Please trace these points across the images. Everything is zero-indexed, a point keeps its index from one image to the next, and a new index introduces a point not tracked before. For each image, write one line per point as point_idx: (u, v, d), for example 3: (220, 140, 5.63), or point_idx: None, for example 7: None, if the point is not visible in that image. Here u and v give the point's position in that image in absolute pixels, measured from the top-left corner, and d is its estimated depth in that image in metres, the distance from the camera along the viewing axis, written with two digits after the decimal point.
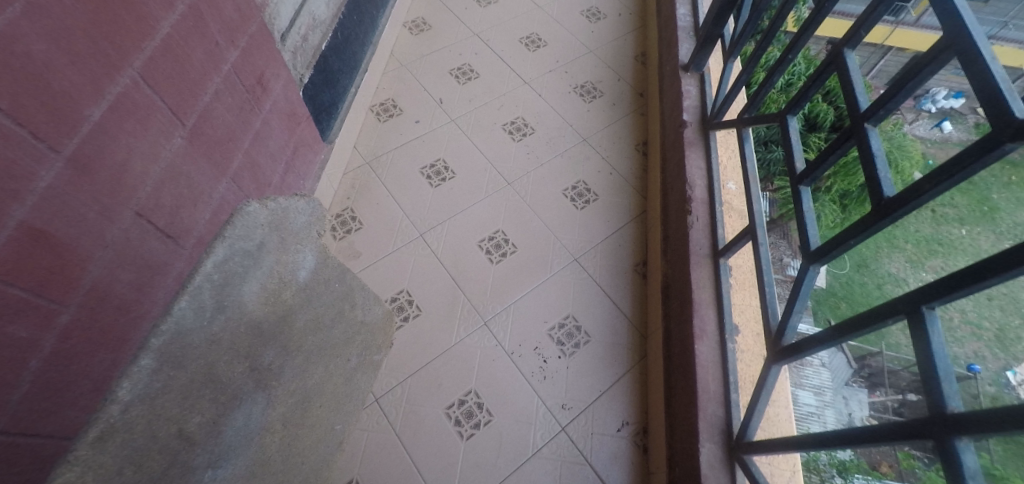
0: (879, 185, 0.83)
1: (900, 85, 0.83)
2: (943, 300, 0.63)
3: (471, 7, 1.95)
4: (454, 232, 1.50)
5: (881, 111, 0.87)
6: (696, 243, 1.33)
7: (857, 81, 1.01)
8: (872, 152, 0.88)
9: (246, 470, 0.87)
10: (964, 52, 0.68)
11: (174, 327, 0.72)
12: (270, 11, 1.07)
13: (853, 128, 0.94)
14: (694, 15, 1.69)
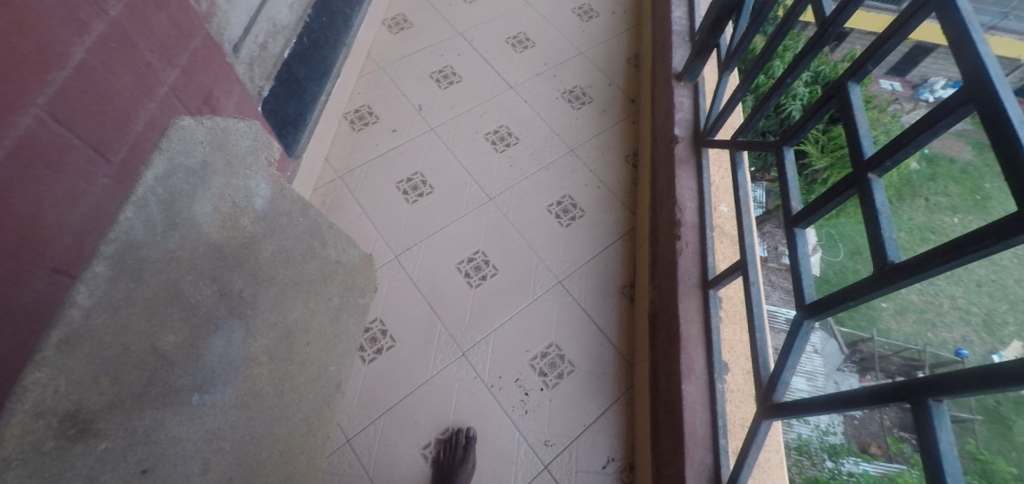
0: (881, 249, 0.64)
1: (914, 137, 0.62)
2: (953, 396, 0.53)
3: (456, 3, 1.83)
4: (429, 257, 1.35)
5: (889, 161, 0.66)
6: (685, 272, 1.16)
7: (863, 125, 0.74)
8: (875, 207, 0.67)
9: (237, 399, 0.75)
10: (985, 99, 0.52)
11: (123, 236, 0.58)
12: (218, 19, 0.93)
13: (853, 174, 0.72)
14: (690, 18, 1.53)
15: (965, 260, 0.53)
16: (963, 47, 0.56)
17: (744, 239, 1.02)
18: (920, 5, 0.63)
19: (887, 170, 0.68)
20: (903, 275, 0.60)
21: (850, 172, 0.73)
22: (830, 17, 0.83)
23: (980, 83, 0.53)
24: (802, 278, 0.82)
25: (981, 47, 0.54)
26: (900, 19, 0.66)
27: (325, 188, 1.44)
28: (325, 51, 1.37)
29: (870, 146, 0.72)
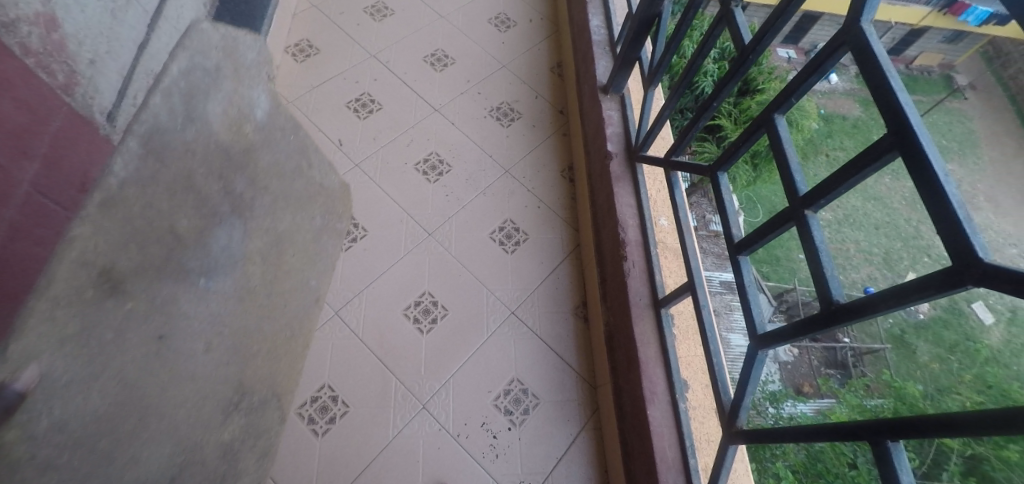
0: (826, 287, 0.68)
1: (845, 177, 0.66)
2: (909, 438, 0.55)
3: (364, 22, 1.71)
4: (372, 306, 1.28)
5: (824, 199, 0.70)
6: (635, 293, 1.16)
7: (793, 155, 0.79)
8: (815, 245, 0.71)
9: (236, 297, 0.65)
10: (909, 147, 0.55)
11: (150, 121, 0.51)
12: (82, 86, 0.77)
13: (790, 209, 0.75)
14: (609, 27, 1.52)
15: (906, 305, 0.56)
16: (885, 97, 0.60)
17: (689, 262, 1.05)
18: (836, 48, 0.68)
19: (823, 207, 0.71)
20: (853, 315, 0.63)
21: (787, 207, 0.76)
22: (748, 46, 0.85)
23: (903, 132, 0.56)
24: (751, 308, 0.85)
25: (901, 95, 0.58)
26: (816, 60, 0.71)
27: None
28: None
29: (802, 182, 0.76)
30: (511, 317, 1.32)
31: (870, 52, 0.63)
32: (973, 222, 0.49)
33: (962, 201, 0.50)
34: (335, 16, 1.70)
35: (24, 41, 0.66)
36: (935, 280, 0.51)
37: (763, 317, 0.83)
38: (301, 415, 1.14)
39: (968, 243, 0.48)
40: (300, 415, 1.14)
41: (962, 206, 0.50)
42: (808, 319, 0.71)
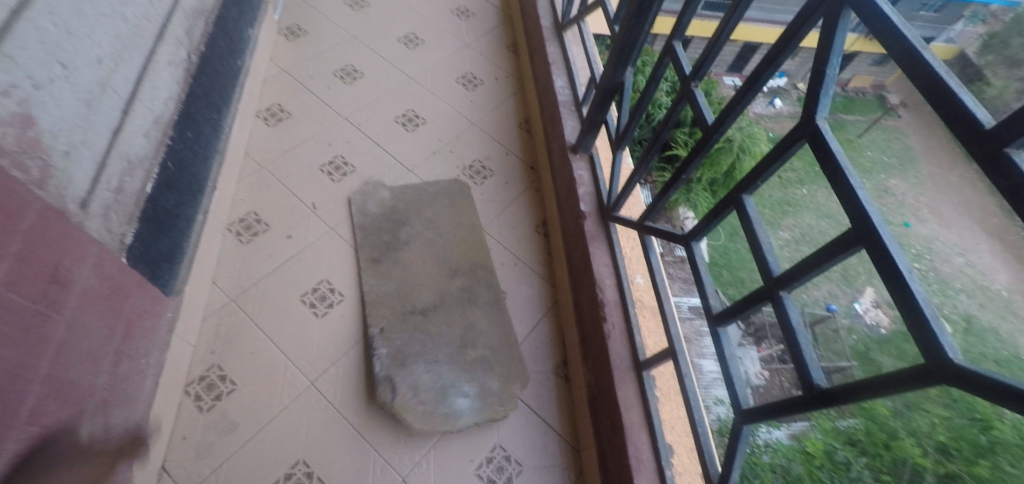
0: (806, 369, 0.75)
1: (812, 263, 0.73)
2: None
3: (334, 85, 1.73)
4: (349, 376, 1.25)
5: (796, 283, 0.77)
6: (617, 357, 1.18)
7: (762, 234, 0.86)
8: (792, 327, 0.78)
9: None
10: (872, 241, 0.63)
11: None
12: (55, 178, 0.79)
13: (765, 290, 0.83)
14: (574, 88, 1.58)
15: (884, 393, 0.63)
16: (846, 193, 0.67)
17: (670, 329, 1.08)
18: (796, 138, 0.75)
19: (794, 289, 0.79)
20: (834, 399, 0.70)
21: (762, 286, 0.83)
22: (713, 126, 0.92)
23: (866, 228, 0.64)
24: (734, 380, 0.91)
25: (860, 191, 0.65)
26: (779, 148, 0.79)
27: (215, 316, 1.26)
28: (195, 168, 1.23)
29: (775, 262, 0.83)
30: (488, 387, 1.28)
31: (827, 150, 0.70)
32: (939, 321, 0.56)
33: (925, 298, 0.58)
34: (304, 79, 1.72)
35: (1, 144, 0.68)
36: (907, 376, 0.59)
37: (746, 390, 0.89)
38: None
39: (937, 342, 0.55)
40: None
41: (927, 304, 0.57)
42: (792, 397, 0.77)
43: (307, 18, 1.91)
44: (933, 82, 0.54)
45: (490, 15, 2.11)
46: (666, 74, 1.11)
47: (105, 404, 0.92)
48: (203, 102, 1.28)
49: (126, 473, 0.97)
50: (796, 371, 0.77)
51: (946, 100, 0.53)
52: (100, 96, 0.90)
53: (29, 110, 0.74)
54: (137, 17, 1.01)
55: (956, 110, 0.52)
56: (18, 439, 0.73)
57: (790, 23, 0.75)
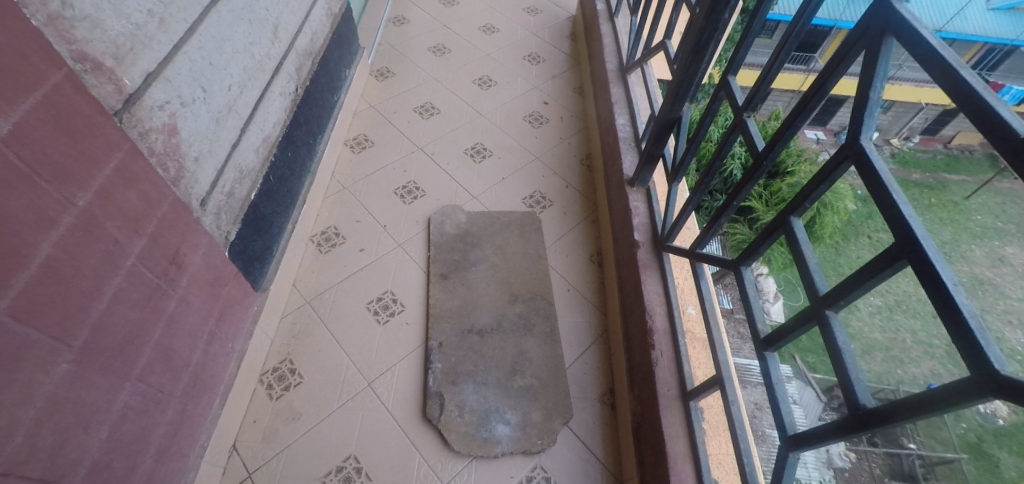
0: (852, 391, 0.65)
1: (857, 276, 0.66)
2: None
3: (413, 119, 1.92)
4: (402, 382, 1.33)
5: (842, 300, 0.69)
6: (662, 383, 1.13)
7: (812, 256, 0.78)
8: (838, 346, 0.69)
9: None
10: (916, 257, 0.56)
11: None
12: (186, 180, 0.96)
13: (811, 309, 0.74)
14: (635, 126, 1.64)
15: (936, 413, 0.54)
16: (888, 206, 0.61)
17: (717, 355, 1.03)
18: (840, 161, 0.69)
19: (842, 307, 0.70)
20: (881, 422, 0.60)
21: (808, 305, 0.75)
22: (762, 153, 0.90)
23: (910, 244, 0.57)
24: (780, 406, 0.81)
25: (904, 209, 0.59)
26: (822, 170, 0.73)
27: (293, 314, 1.41)
28: (290, 183, 1.41)
29: (822, 282, 0.74)
30: (528, 418, 1.29)
31: (871, 171, 0.64)
32: (987, 333, 0.49)
33: (972, 309, 0.51)
34: (389, 114, 1.93)
35: (151, 145, 0.85)
36: (956, 390, 0.51)
37: (793, 416, 0.80)
38: None
39: (984, 355, 0.48)
40: None
41: (974, 315, 0.50)
42: (835, 424, 0.68)
43: (396, 62, 2.14)
44: (973, 98, 0.53)
45: (560, 61, 2.25)
46: (722, 107, 1.12)
47: (195, 374, 1.04)
48: (303, 128, 1.48)
49: (201, 445, 1.08)
50: (842, 394, 0.67)
51: (986, 115, 0.51)
52: (227, 116, 1.08)
53: (175, 121, 0.91)
54: (261, 55, 1.21)
55: (996, 125, 0.50)
56: (127, 393, 0.86)
57: (820, 73, 0.76)
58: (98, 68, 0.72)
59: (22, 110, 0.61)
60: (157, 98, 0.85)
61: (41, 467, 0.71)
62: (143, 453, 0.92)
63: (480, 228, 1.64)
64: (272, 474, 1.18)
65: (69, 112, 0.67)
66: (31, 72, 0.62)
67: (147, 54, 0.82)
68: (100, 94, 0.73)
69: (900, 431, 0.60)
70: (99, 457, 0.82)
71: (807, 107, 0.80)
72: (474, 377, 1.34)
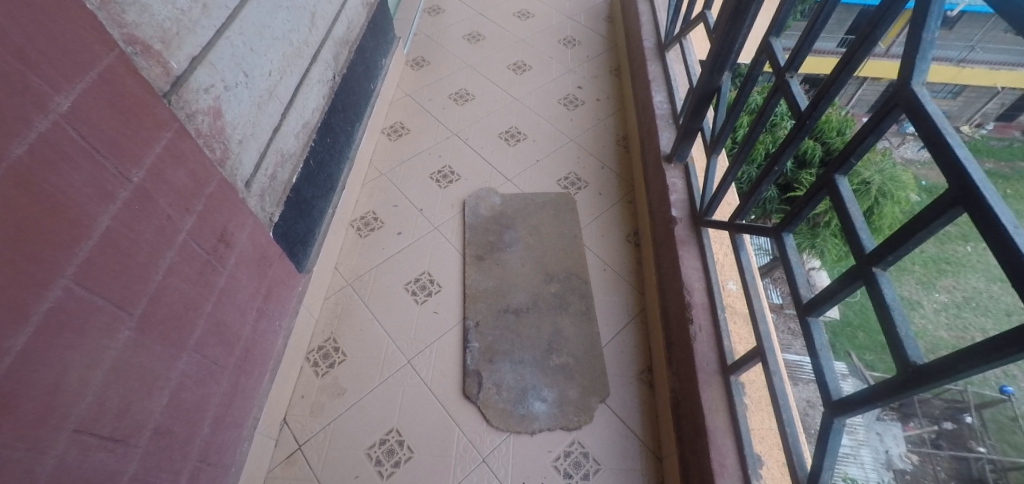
0: (901, 348, 0.63)
1: (906, 229, 0.63)
2: None
3: (448, 105, 1.94)
4: (441, 359, 1.35)
5: (891, 255, 0.66)
6: (702, 358, 1.11)
7: (858, 215, 0.74)
8: (886, 304, 0.66)
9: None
10: (970, 200, 0.53)
11: None
12: (231, 161, 1.00)
13: (858, 268, 0.71)
14: (672, 102, 1.61)
15: (993, 364, 0.51)
16: (941, 150, 0.57)
17: (758, 325, 1.00)
18: (889, 110, 0.66)
19: (891, 264, 0.67)
20: (929, 378, 0.58)
21: (854, 265, 0.72)
22: (806, 111, 0.87)
23: (965, 188, 0.54)
24: (824, 371, 0.80)
25: (959, 151, 0.55)
26: (870, 121, 0.69)
27: (336, 296, 1.46)
28: (330, 169, 1.45)
29: (869, 239, 0.71)
30: (565, 395, 1.30)
31: (922, 116, 0.60)
32: None
33: None
34: (423, 102, 1.96)
35: (198, 127, 0.89)
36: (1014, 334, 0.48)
37: (838, 380, 0.78)
38: (369, 456, 1.21)
39: None
40: (369, 456, 1.21)
41: None
42: (883, 385, 0.65)
43: (431, 51, 2.17)
44: None
45: (596, 43, 2.22)
46: (764, 71, 1.08)
47: (248, 349, 1.08)
48: (341, 115, 1.52)
49: (254, 417, 1.12)
50: (891, 352, 0.64)
51: None
52: (268, 101, 1.13)
53: (219, 105, 0.96)
54: (299, 42, 1.25)
55: None
56: (183, 362, 0.89)
57: (847, 49, 0.77)
58: (147, 51, 0.77)
59: (80, 90, 0.66)
60: (202, 81, 0.90)
61: (110, 426, 0.74)
62: (201, 422, 0.95)
63: (514, 210, 1.65)
64: (320, 446, 1.22)
65: (121, 92, 0.72)
66: (86, 53, 0.67)
67: (191, 39, 0.87)
68: (149, 76, 0.78)
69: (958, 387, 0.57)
70: (162, 423, 0.85)
71: (854, 58, 0.76)
72: (510, 356, 1.35)
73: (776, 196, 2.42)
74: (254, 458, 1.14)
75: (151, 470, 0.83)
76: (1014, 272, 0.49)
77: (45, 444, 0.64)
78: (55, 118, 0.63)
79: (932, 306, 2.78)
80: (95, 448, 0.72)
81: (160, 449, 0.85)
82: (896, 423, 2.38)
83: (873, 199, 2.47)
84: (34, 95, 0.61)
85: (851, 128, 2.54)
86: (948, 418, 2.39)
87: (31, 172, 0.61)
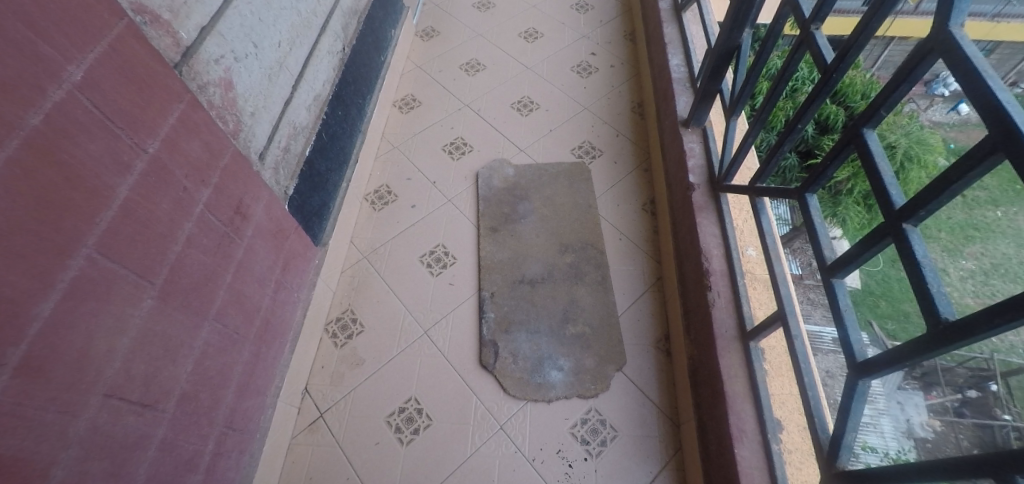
0: (932, 304, 0.61)
1: (940, 182, 0.60)
2: None
3: (459, 76, 1.92)
4: (458, 330, 1.36)
5: (923, 210, 0.63)
6: (720, 324, 1.09)
7: (886, 170, 0.72)
8: (917, 261, 0.64)
9: None
10: (1012, 147, 0.50)
11: None
12: (244, 133, 1.00)
13: (887, 225, 0.69)
14: (689, 65, 1.56)
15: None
16: (982, 97, 0.54)
17: (779, 289, 0.98)
18: (923, 55, 0.62)
19: (922, 220, 0.65)
20: (963, 335, 0.56)
21: (883, 222, 0.70)
22: (831, 65, 0.82)
23: (1007, 133, 0.51)
24: (847, 332, 0.78)
25: (1001, 95, 0.52)
26: (903, 69, 0.65)
27: (352, 269, 1.47)
28: (342, 141, 1.44)
29: (899, 195, 0.69)
30: (581, 364, 1.30)
31: (961, 59, 0.57)
32: None
33: None
34: (435, 73, 1.93)
35: (210, 99, 0.89)
36: None
37: (863, 341, 0.77)
38: (389, 423, 1.23)
39: None
40: (389, 423, 1.23)
41: None
42: (910, 346, 0.64)
43: (442, 21, 2.13)
44: None
45: (610, 8, 2.16)
46: (786, 27, 1.03)
47: (268, 320, 1.10)
48: (352, 87, 1.51)
49: (276, 386, 1.14)
50: (920, 309, 0.62)
51: None
52: (278, 72, 1.12)
53: (230, 77, 0.96)
54: (307, 12, 1.24)
55: None
56: (206, 332, 0.90)
57: (868, 7, 0.74)
58: (156, 20, 0.76)
59: (91, 59, 0.66)
60: (212, 52, 0.90)
61: (138, 392, 0.77)
62: (226, 390, 0.97)
63: (527, 181, 1.64)
64: (341, 413, 1.25)
65: (132, 62, 0.72)
66: (96, 22, 0.66)
67: (200, 8, 0.86)
68: (160, 46, 0.77)
69: (991, 341, 0.55)
70: (189, 390, 0.87)
71: (881, 10, 0.72)
72: (526, 326, 1.36)
73: (796, 164, 2.34)
74: (278, 425, 1.17)
75: (179, 434, 0.86)
76: None
77: (75, 407, 0.66)
78: (68, 87, 0.63)
79: (959, 273, 2.66)
80: (124, 413, 0.74)
81: (186, 414, 0.87)
82: (917, 392, 2.35)
83: (898, 165, 2.37)
84: (46, 64, 0.61)
85: (876, 91, 2.45)
86: (972, 387, 2.33)
87: (49, 142, 0.61)
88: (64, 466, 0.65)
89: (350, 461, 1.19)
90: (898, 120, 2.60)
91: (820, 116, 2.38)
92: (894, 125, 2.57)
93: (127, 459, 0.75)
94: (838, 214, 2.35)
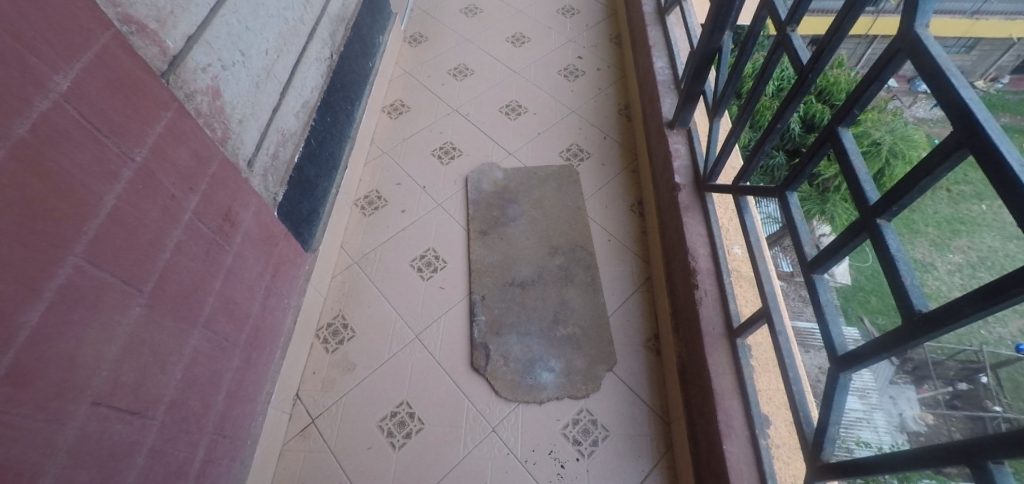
0: (906, 297, 0.62)
1: (912, 177, 0.62)
2: (1012, 455, 0.50)
3: (448, 81, 1.93)
4: (449, 333, 1.36)
5: (896, 206, 0.65)
6: (708, 322, 1.11)
7: (862, 168, 0.73)
8: (891, 255, 0.65)
9: None
10: (976, 144, 0.52)
11: None
12: (232, 140, 1.01)
13: (862, 221, 0.71)
14: (674, 66, 1.58)
15: (1000, 305, 0.51)
16: (947, 96, 0.55)
17: (763, 286, 1.00)
18: (892, 55, 0.64)
19: (896, 215, 0.66)
20: (937, 325, 0.57)
21: (858, 218, 0.71)
22: (808, 65, 0.84)
23: (971, 130, 0.52)
24: (829, 327, 0.80)
25: (964, 92, 0.54)
26: (875, 69, 0.67)
27: (342, 274, 1.47)
28: (331, 147, 1.45)
29: (873, 191, 0.70)
30: (572, 365, 1.31)
31: (927, 59, 0.58)
32: None
33: None
34: (423, 78, 1.94)
35: (198, 107, 0.90)
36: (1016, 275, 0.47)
37: (844, 335, 0.78)
38: (381, 428, 1.23)
39: None
40: (381, 428, 1.23)
41: None
42: (888, 338, 0.65)
43: (429, 26, 2.14)
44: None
45: (595, 11, 2.18)
46: (765, 28, 1.04)
47: (258, 326, 1.10)
48: (341, 93, 1.51)
49: (267, 392, 1.14)
50: (896, 302, 0.64)
51: None
52: (266, 80, 1.13)
53: (218, 84, 0.96)
54: (294, 20, 1.25)
55: None
56: (195, 338, 0.90)
57: (840, 10, 0.76)
58: (143, 30, 0.77)
59: (78, 69, 0.66)
60: (199, 60, 0.90)
61: (126, 400, 0.76)
62: (216, 396, 0.97)
63: (517, 184, 1.65)
64: (334, 419, 1.25)
65: (120, 71, 0.72)
66: (81, 32, 0.66)
67: (186, 17, 0.87)
68: (147, 55, 0.78)
69: (965, 331, 0.56)
70: (178, 398, 0.87)
71: (852, 11, 0.74)
72: (517, 328, 1.37)
73: (784, 162, 2.36)
74: (270, 431, 1.17)
75: (168, 442, 0.86)
76: (1020, 214, 0.48)
77: (65, 415, 0.66)
78: (55, 97, 0.64)
79: (946, 268, 2.71)
80: (113, 420, 0.74)
81: (176, 422, 0.87)
82: (909, 386, 2.36)
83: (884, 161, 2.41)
84: (33, 74, 0.61)
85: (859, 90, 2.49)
86: (963, 380, 2.39)
87: (36, 151, 0.61)
88: (52, 475, 0.65)
89: (342, 466, 1.19)
90: (883, 117, 2.64)
91: (806, 115, 2.42)
92: (879, 122, 2.61)
93: (116, 467, 0.75)
94: (826, 211, 2.38)
